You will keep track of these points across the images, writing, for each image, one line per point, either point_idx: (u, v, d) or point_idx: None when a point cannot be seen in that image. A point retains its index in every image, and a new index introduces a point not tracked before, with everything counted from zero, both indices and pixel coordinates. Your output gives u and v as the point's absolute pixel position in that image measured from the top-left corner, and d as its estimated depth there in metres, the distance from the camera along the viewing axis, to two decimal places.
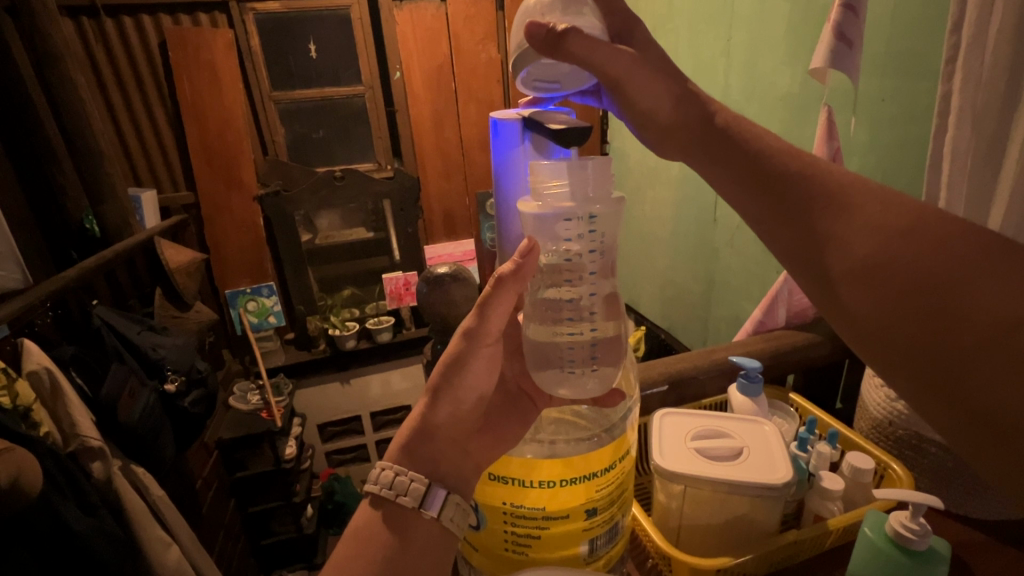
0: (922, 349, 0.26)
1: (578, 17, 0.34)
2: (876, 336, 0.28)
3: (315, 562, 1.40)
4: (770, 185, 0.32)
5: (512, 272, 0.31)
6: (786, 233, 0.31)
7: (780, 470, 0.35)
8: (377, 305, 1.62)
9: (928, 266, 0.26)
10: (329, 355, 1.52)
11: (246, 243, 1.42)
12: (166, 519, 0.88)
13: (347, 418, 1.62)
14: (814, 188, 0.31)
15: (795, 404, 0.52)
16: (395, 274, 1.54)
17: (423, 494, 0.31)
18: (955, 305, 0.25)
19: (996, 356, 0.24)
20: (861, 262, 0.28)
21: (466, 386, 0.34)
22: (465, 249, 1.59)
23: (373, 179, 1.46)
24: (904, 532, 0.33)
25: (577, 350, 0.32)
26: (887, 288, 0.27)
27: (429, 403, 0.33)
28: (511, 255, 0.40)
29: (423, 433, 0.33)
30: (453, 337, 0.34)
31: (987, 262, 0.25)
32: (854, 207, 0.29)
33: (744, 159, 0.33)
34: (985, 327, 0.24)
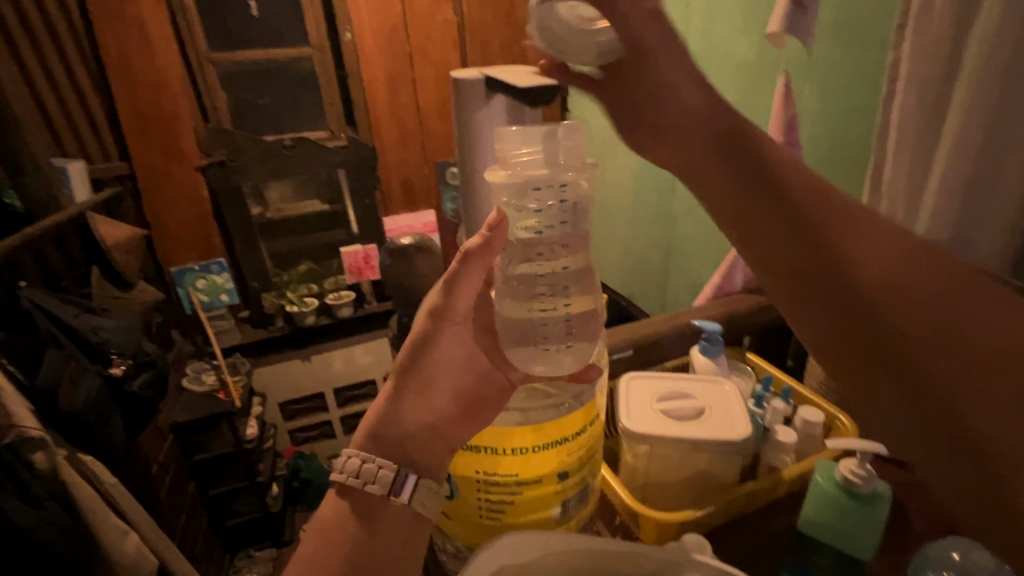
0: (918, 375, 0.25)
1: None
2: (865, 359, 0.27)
3: (282, 539, 1.40)
4: (772, 197, 0.30)
5: (480, 246, 0.31)
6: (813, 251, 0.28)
7: (738, 427, 0.37)
8: (337, 280, 1.55)
9: (923, 291, 0.26)
10: (287, 332, 1.47)
11: (190, 217, 1.34)
12: (123, 507, 0.85)
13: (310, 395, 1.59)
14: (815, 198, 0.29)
15: (750, 363, 0.54)
16: (355, 247, 1.49)
17: (391, 480, 0.30)
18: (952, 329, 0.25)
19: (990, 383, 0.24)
20: (872, 281, 0.27)
21: (436, 363, 0.33)
22: (425, 221, 1.56)
23: (327, 148, 1.39)
24: (852, 478, 0.35)
25: (550, 325, 0.32)
26: (935, 333, 0.25)
27: (395, 385, 0.33)
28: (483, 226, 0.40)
29: (388, 419, 0.32)
30: (421, 317, 0.33)
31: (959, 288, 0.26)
32: (853, 219, 0.28)
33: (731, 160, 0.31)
34: (976, 354, 0.25)
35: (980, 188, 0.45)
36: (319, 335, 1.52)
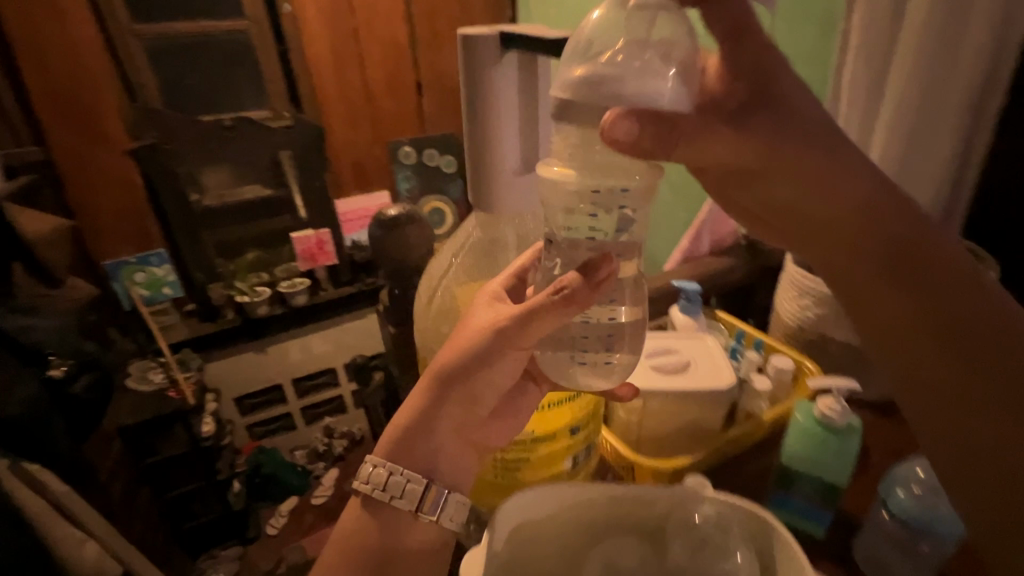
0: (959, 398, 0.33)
1: (652, 85, 0.27)
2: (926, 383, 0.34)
3: (248, 535, 1.29)
4: (919, 263, 0.35)
5: (581, 281, 0.31)
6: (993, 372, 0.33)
7: (723, 377, 0.40)
8: (288, 267, 1.44)
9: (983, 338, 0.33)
10: (239, 324, 1.36)
11: (122, 205, 1.24)
12: (75, 513, 0.80)
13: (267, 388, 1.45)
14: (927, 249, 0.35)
15: (721, 321, 0.57)
16: (307, 231, 1.40)
17: (417, 496, 0.35)
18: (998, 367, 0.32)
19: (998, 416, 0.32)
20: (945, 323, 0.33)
21: (483, 382, 0.36)
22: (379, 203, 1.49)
23: (270, 129, 1.28)
24: (829, 413, 0.39)
25: (590, 336, 0.34)
26: (970, 371, 0.33)
27: (437, 392, 0.36)
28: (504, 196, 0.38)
29: (421, 427, 0.36)
30: (482, 335, 0.35)
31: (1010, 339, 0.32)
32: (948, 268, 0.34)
33: (882, 237, 0.36)
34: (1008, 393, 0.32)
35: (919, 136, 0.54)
36: (274, 325, 1.41)
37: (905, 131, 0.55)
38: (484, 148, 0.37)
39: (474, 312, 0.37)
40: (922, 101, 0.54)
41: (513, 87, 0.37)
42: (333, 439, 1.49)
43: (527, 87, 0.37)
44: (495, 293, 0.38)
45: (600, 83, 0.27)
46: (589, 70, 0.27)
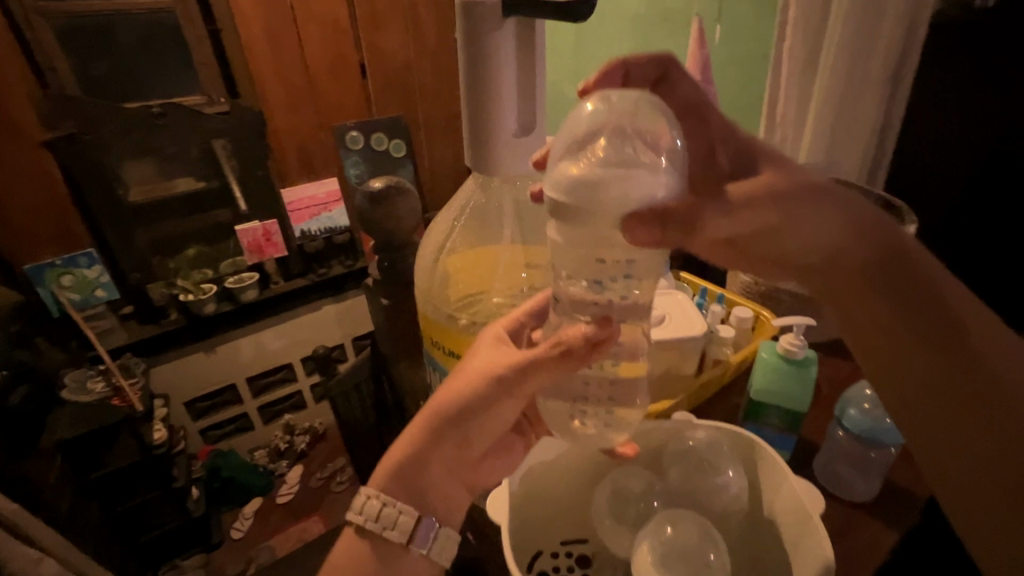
0: (958, 408, 0.38)
1: (649, 180, 0.31)
2: (923, 402, 0.39)
3: (213, 542, 1.21)
4: (894, 291, 0.40)
5: (584, 338, 0.36)
6: (974, 388, 0.37)
7: (695, 325, 0.48)
8: (234, 262, 1.33)
9: (965, 345, 0.38)
10: (184, 324, 1.24)
11: (39, 205, 1.10)
12: (31, 531, 0.75)
13: (218, 390, 1.36)
14: (920, 278, 0.39)
15: (684, 280, 0.62)
16: (253, 224, 1.30)
17: (408, 528, 0.41)
18: (988, 376, 0.37)
19: (984, 424, 0.37)
20: (929, 338, 0.38)
21: (475, 429, 0.42)
22: (329, 189, 1.37)
23: (204, 115, 1.20)
24: (792, 347, 0.48)
25: (594, 383, 0.40)
26: (968, 381, 0.37)
27: (432, 434, 0.42)
28: (503, 151, 0.45)
29: (415, 465, 0.43)
30: (484, 382, 0.40)
31: (977, 348, 0.37)
32: (932, 287, 0.39)
33: (856, 272, 0.41)
34: (998, 397, 0.37)
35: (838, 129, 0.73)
36: (223, 324, 1.29)
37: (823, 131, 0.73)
38: (484, 108, 0.44)
39: (471, 358, 0.43)
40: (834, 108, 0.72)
41: (512, 57, 0.42)
42: (294, 435, 1.44)
43: (524, 58, 0.43)
44: (492, 339, 0.44)
45: (597, 181, 0.30)
46: (586, 168, 0.31)
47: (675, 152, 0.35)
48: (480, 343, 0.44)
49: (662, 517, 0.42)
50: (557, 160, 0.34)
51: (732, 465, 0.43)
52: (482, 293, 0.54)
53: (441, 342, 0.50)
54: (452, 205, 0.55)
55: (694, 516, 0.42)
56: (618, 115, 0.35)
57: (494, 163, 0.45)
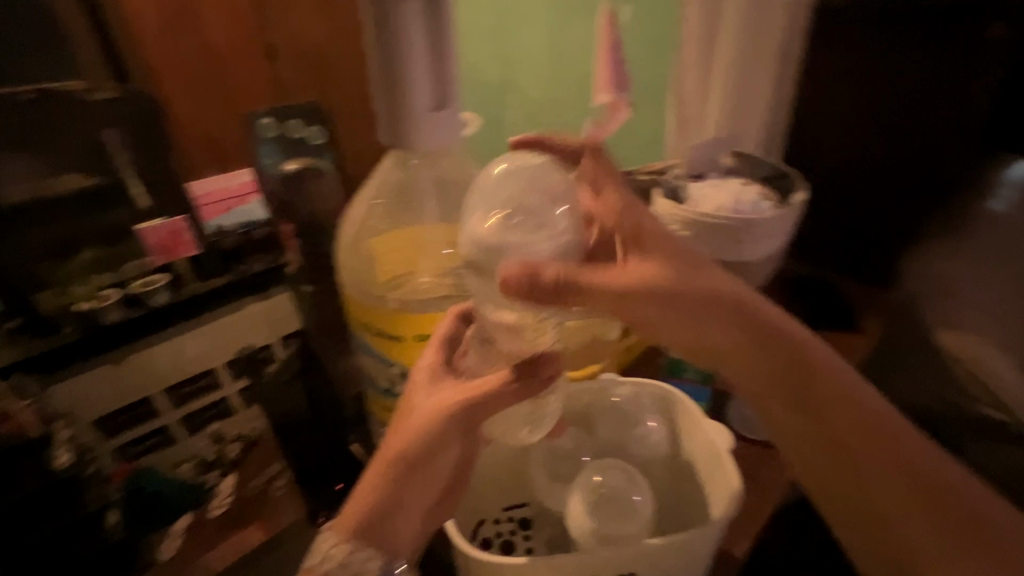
0: (897, 498, 0.55)
1: (536, 241, 0.47)
2: (869, 501, 0.57)
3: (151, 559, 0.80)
4: (858, 427, 0.56)
5: (521, 385, 0.46)
6: (902, 486, 0.55)
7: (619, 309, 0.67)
8: (139, 261, 0.90)
9: (900, 456, 0.55)
10: (82, 337, 0.84)
11: None
12: None
13: (137, 404, 0.90)
14: (867, 413, 0.56)
15: None
16: (157, 221, 0.90)
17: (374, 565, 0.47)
18: (917, 477, 0.55)
19: (914, 505, 0.55)
20: (883, 458, 0.55)
21: (428, 470, 0.47)
22: (243, 180, 0.99)
23: (86, 100, 0.82)
24: None
25: (522, 412, 0.52)
26: (902, 482, 0.55)
27: (396, 477, 0.47)
28: (421, 124, 0.48)
29: (387, 513, 0.47)
30: (441, 426, 0.46)
31: (909, 460, 0.55)
32: (879, 421, 0.56)
33: (839, 425, 0.56)
34: (920, 488, 0.55)
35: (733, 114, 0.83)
36: (128, 339, 0.87)
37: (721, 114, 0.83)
38: (397, 80, 0.47)
39: (414, 405, 0.49)
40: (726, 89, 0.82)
41: (421, 31, 0.46)
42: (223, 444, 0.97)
43: (432, 33, 0.46)
44: (427, 379, 0.50)
45: (501, 246, 0.46)
46: (494, 229, 0.47)
47: (564, 216, 0.49)
48: (418, 390, 0.50)
49: (588, 475, 0.49)
50: (480, 213, 0.48)
51: (649, 416, 0.55)
52: (408, 273, 0.58)
53: (374, 325, 0.54)
54: (368, 186, 0.58)
55: (621, 464, 0.50)
56: (524, 191, 0.49)
57: (409, 133, 0.49)
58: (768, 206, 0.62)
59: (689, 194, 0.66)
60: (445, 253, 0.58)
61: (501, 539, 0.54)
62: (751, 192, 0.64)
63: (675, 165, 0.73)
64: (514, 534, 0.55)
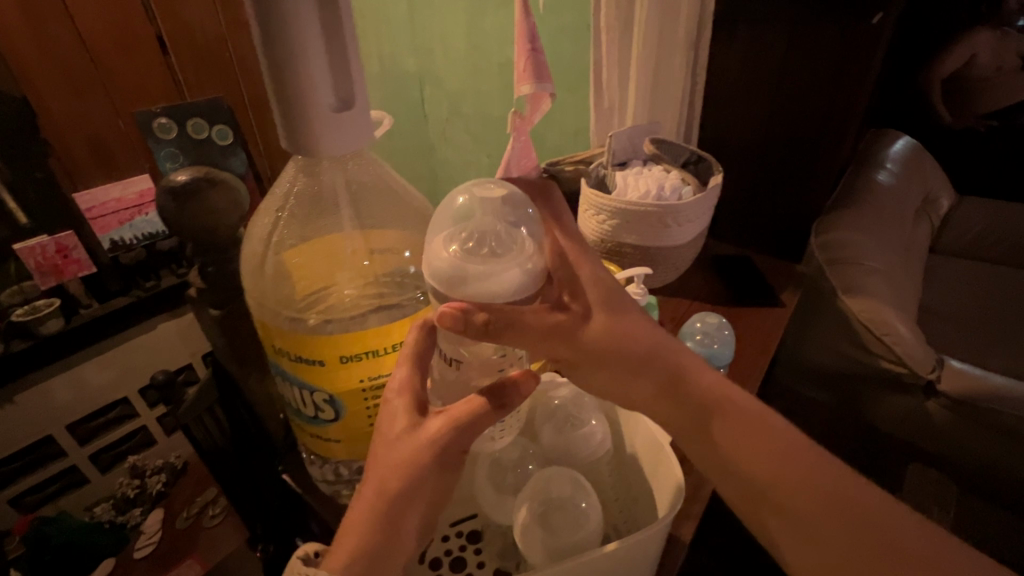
0: (815, 500, 0.37)
1: (502, 268, 0.34)
2: (793, 511, 0.37)
3: None
4: (716, 406, 0.40)
5: (504, 392, 0.37)
6: (806, 476, 0.38)
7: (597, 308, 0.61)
8: (21, 288, 0.98)
9: (782, 434, 0.39)
10: None
11: None
12: None
13: (34, 442, 1.04)
14: (717, 388, 0.40)
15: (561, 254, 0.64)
16: (40, 239, 0.98)
17: None
18: (814, 462, 0.38)
19: (840, 507, 0.36)
20: (766, 443, 0.39)
21: (424, 500, 0.37)
22: (141, 189, 1.07)
23: None
24: (704, 320, 0.66)
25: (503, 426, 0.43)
26: (801, 471, 0.38)
27: (386, 507, 0.36)
28: (329, 132, 0.38)
29: (377, 548, 0.35)
30: (427, 455, 0.36)
31: (794, 446, 0.39)
32: (737, 401, 0.40)
33: (691, 398, 0.40)
34: (832, 483, 0.37)
35: (654, 103, 0.83)
36: (25, 368, 0.98)
37: (646, 102, 0.83)
38: (286, 81, 0.36)
39: (399, 439, 0.37)
40: (652, 77, 0.81)
41: (317, 31, 0.35)
42: None
43: (331, 39, 0.36)
44: (409, 413, 0.38)
45: (461, 272, 0.34)
46: (454, 255, 0.35)
47: (535, 243, 0.37)
48: (396, 421, 0.38)
49: (535, 479, 0.40)
50: (439, 235, 0.37)
51: (593, 414, 0.45)
52: (326, 288, 0.49)
53: (284, 347, 0.43)
54: (271, 196, 0.49)
55: (561, 470, 0.41)
56: (496, 214, 0.37)
57: (315, 144, 0.39)
58: (689, 190, 0.64)
59: (616, 182, 0.67)
60: (366, 263, 0.50)
61: (450, 557, 0.43)
62: (672, 178, 0.65)
63: (602, 154, 0.74)
64: (465, 549, 0.44)
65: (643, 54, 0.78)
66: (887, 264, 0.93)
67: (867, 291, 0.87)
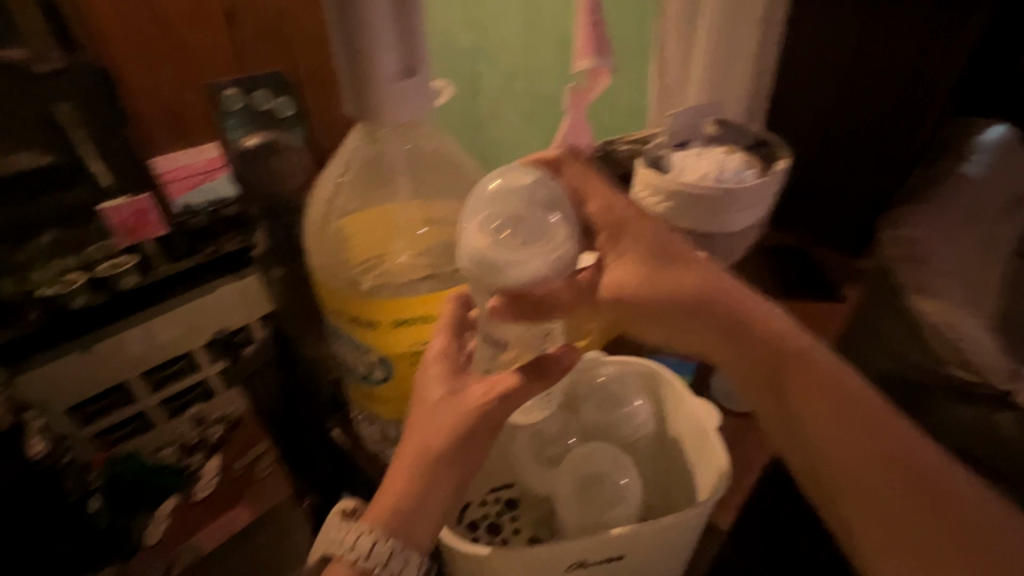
0: (866, 448, 0.42)
1: (528, 262, 0.39)
2: (842, 454, 0.42)
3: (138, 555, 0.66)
4: (787, 355, 0.44)
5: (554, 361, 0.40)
6: (863, 426, 0.42)
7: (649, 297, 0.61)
8: None
9: (847, 387, 0.44)
10: None
11: None
12: None
13: None
14: (793, 340, 0.45)
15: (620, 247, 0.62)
16: None
17: (395, 559, 0.37)
18: (872, 415, 0.43)
19: (887, 457, 0.41)
20: (829, 392, 0.43)
21: (461, 467, 0.38)
22: None
23: None
24: None
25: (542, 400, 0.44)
26: (859, 423, 0.42)
27: (425, 468, 0.38)
28: (388, 99, 0.41)
29: (415, 504, 0.37)
30: (468, 420, 0.38)
31: (856, 399, 0.43)
32: (810, 353, 0.44)
33: (762, 347, 0.45)
34: (886, 435, 0.42)
35: (722, 82, 0.79)
36: None
37: (714, 81, 0.78)
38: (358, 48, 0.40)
39: (438, 403, 0.39)
40: (721, 55, 0.77)
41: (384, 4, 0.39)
42: (206, 427, 0.75)
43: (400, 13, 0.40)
44: (446, 375, 0.41)
45: (492, 264, 0.38)
46: (487, 245, 0.38)
47: (562, 231, 0.40)
48: (433, 386, 0.40)
49: (576, 453, 0.42)
50: (469, 220, 0.40)
51: (638, 395, 0.46)
52: (380, 256, 0.50)
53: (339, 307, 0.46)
54: (335, 161, 0.50)
55: (606, 446, 0.43)
56: (524, 200, 0.40)
57: (373, 108, 0.42)
58: (751, 174, 0.61)
59: (672, 162, 0.64)
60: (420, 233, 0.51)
61: (488, 522, 0.45)
62: (734, 159, 0.62)
63: (658, 133, 0.72)
64: (502, 516, 0.45)
65: (714, 30, 0.74)
66: (964, 263, 0.87)
67: (937, 291, 0.79)
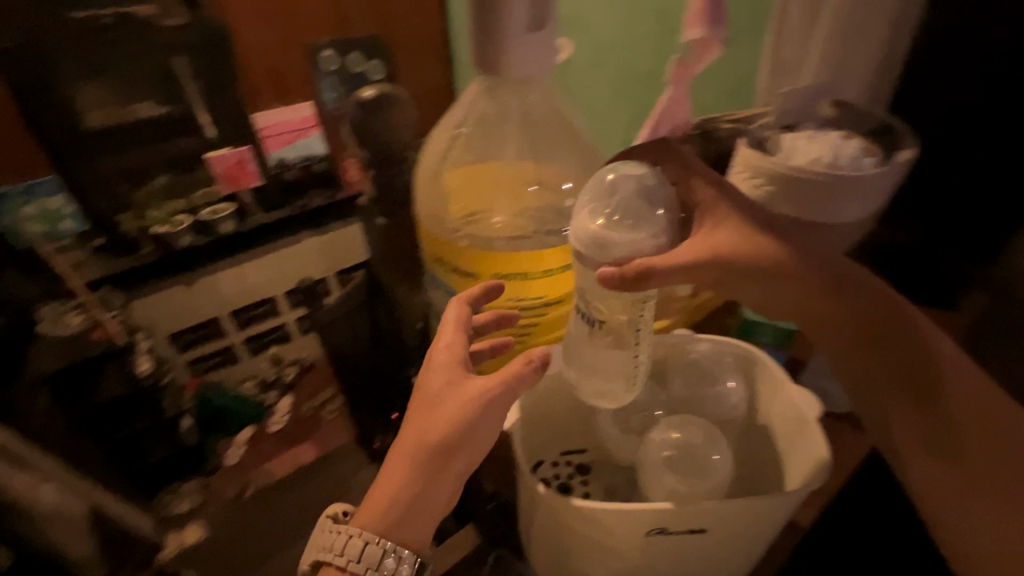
0: (941, 394, 0.49)
1: (641, 240, 0.40)
2: (917, 400, 0.50)
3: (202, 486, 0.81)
4: (876, 317, 0.51)
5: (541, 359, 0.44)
6: (941, 377, 0.50)
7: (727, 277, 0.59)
8: None
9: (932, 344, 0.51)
10: None
11: None
12: None
13: None
14: (885, 306, 0.52)
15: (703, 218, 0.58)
16: None
17: (377, 554, 0.41)
18: (952, 369, 0.50)
19: (963, 402, 0.49)
20: (913, 349, 0.50)
21: (462, 454, 0.42)
22: None
23: None
24: None
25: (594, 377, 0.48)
26: (937, 374, 0.50)
27: (425, 461, 0.41)
28: (514, 55, 0.45)
29: (418, 493, 0.42)
30: (467, 413, 0.42)
31: (937, 355, 0.50)
32: (900, 315, 0.52)
33: (856, 310, 0.52)
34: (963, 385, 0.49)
35: (846, 63, 0.72)
36: None
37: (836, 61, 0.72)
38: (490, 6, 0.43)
39: (439, 395, 0.43)
40: (850, 33, 0.70)
41: None
42: (281, 368, 0.89)
43: None
44: (458, 371, 0.44)
45: (605, 241, 0.39)
46: (600, 226, 0.40)
47: (667, 221, 0.41)
48: (436, 380, 0.44)
49: (671, 420, 0.47)
50: (580, 204, 0.41)
51: (730, 375, 0.51)
52: (483, 212, 0.57)
53: (448, 260, 0.53)
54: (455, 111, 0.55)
55: (699, 420, 0.47)
56: (639, 191, 0.41)
57: (500, 64, 0.45)
58: (869, 162, 0.56)
59: (782, 144, 0.60)
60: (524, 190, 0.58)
61: (559, 481, 0.51)
62: (852, 145, 0.57)
63: (765, 114, 0.67)
64: (573, 477, 0.51)
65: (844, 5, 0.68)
66: None
67: None
